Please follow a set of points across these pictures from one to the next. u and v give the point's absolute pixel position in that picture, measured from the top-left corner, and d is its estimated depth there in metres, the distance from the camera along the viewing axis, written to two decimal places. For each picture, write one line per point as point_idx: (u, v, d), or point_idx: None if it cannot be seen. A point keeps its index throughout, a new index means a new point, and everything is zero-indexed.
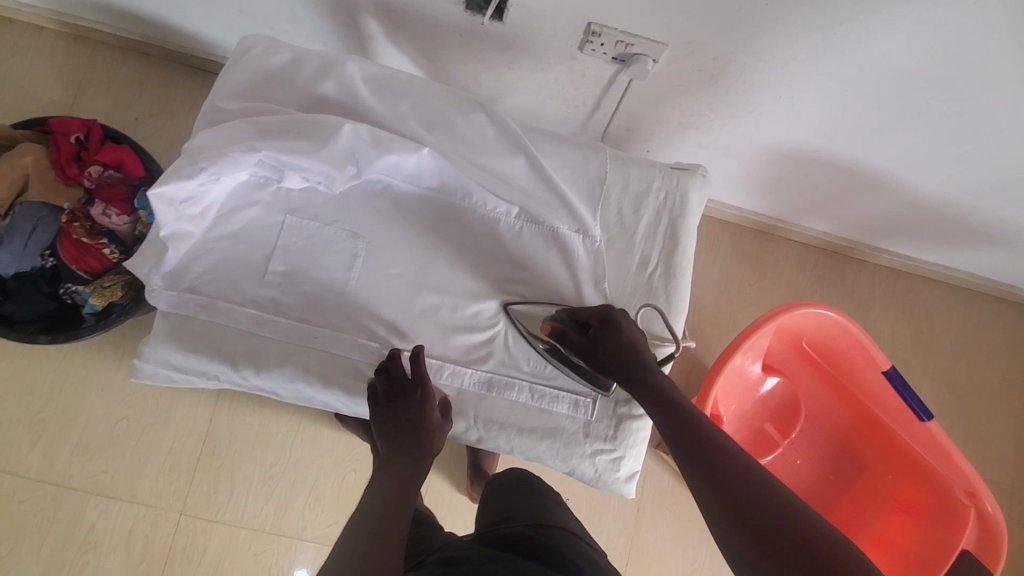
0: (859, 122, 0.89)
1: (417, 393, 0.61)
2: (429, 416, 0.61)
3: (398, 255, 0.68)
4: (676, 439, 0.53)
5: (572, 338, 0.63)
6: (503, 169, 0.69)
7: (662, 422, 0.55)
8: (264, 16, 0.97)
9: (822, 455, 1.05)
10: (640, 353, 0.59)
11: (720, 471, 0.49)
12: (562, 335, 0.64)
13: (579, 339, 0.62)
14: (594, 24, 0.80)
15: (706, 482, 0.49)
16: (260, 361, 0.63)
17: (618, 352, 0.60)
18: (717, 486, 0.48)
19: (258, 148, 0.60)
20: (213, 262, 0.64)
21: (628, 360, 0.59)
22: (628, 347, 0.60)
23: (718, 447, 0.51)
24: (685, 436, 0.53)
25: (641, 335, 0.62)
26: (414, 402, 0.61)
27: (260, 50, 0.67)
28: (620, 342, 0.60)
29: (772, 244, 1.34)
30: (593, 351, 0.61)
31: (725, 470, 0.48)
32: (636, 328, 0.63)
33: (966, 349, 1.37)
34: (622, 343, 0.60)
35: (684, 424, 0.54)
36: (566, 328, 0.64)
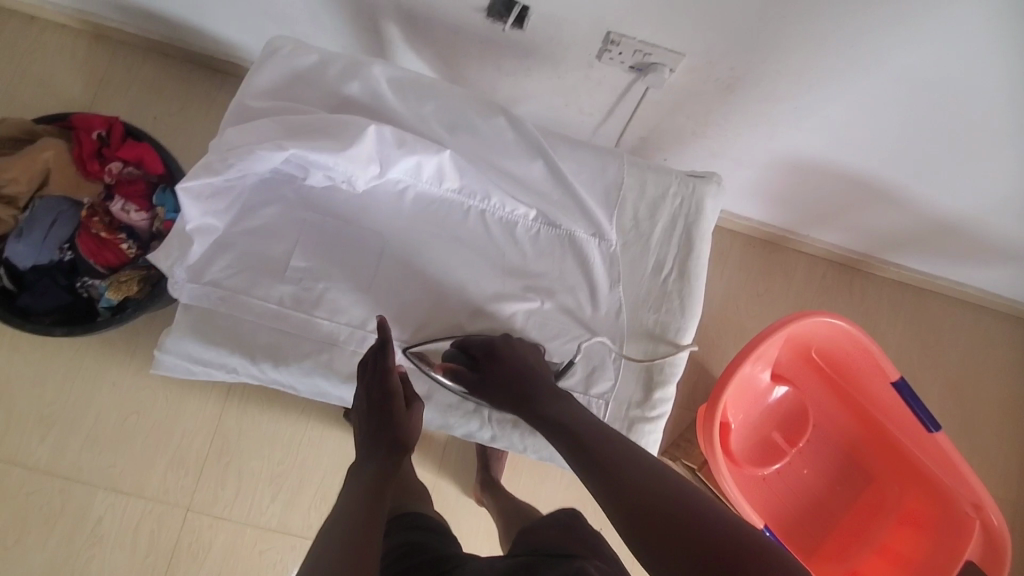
0: (871, 134, 0.90)
1: (383, 385, 0.60)
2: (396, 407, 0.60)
3: (417, 255, 0.69)
4: (578, 455, 0.53)
5: (469, 377, 0.64)
6: (522, 173, 0.70)
7: (563, 438, 0.56)
8: (287, 19, 0.98)
9: (829, 465, 1.05)
10: (533, 381, 0.61)
11: (620, 480, 0.49)
12: (458, 375, 0.64)
13: (473, 376, 0.64)
14: (613, 33, 0.81)
15: (609, 493, 0.49)
16: (280, 355, 0.64)
17: (512, 383, 0.62)
18: (619, 495, 0.48)
19: (286, 146, 0.60)
20: (235, 257, 0.65)
21: (523, 391, 0.61)
22: (522, 375, 0.62)
23: (617, 457, 0.51)
24: (587, 449, 0.53)
25: (529, 359, 0.64)
26: (381, 394, 0.60)
27: (288, 51, 0.68)
28: (514, 375, 0.62)
29: (781, 255, 1.35)
30: (490, 386, 0.63)
31: (625, 478, 0.49)
32: (523, 348, 0.66)
33: (973, 363, 1.37)
34: (513, 373, 0.62)
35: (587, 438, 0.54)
36: (461, 366, 0.65)
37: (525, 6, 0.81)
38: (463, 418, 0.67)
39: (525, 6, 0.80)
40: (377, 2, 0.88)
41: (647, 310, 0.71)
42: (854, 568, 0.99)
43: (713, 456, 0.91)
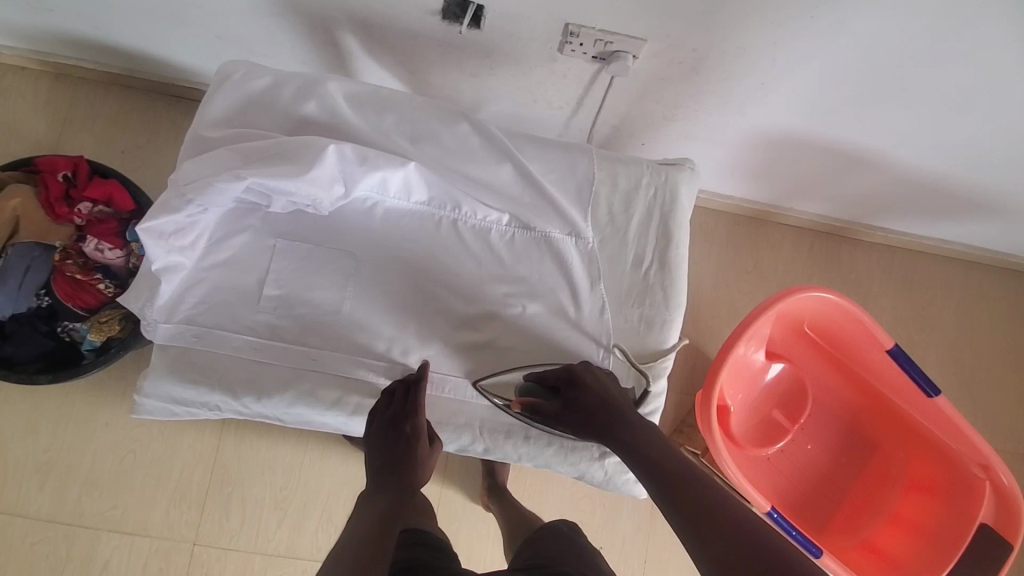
0: (844, 101, 0.88)
1: (409, 425, 0.60)
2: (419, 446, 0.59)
3: (392, 272, 0.68)
4: (651, 478, 0.52)
5: (549, 409, 0.62)
6: (490, 178, 0.69)
7: (639, 462, 0.54)
8: (242, 40, 0.97)
9: (832, 439, 1.04)
10: (612, 407, 0.59)
11: (695, 505, 0.47)
12: (536, 406, 0.62)
13: (553, 407, 0.62)
14: (571, 25, 0.79)
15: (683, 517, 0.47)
16: (260, 389, 0.62)
17: (593, 412, 0.59)
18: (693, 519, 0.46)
19: (243, 175, 0.59)
20: (206, 292, 0.64)
21: (600, 418, 0.58)
22: (603, 403, 0.59)
23: (694, 481, 0.50)
24: (662, 470, 0.52)
25: (613, 387, 0.62)
26: (404, 434, 0.59)
27: (239, 76, 0.67)
28: (595, 403, 0.59)
29: (766, 229, 1.34)
30: (568, 416, 0.60)
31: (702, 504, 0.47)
32: (604, 378, 0.63)
33: (968, 320, 1.37)
34: (595, 401, 0.60)
35: (659, 458, 0.53)
36: (540, 398, 0.63)
37: (480, 6, 0.79)
38: (454, 434, 0.65)
39: (480, 5, 0.79)
40: (330, 15, 0.86)
41: (631, 305, 0.70)
42: (868, 539, 0.99)
43: (714, 443, 0.90)
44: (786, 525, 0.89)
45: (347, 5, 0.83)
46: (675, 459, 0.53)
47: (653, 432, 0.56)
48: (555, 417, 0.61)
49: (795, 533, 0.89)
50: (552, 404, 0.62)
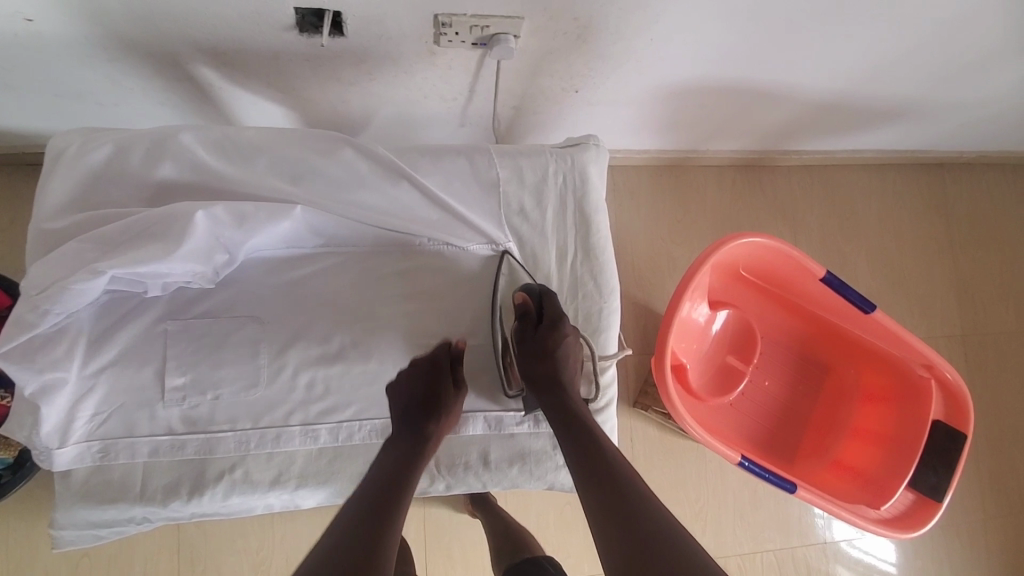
0: (736, 42, 0.86)
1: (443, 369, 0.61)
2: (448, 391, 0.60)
3: (307, 327, 0.61)
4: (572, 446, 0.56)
5: (525, 328, 0.64)
6: (392, 202, 0.63)
7: (564, 433, 0.58)
8: (85, 91, 0.85)
9: (786, 371, 1.07)
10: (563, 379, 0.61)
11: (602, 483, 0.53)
12: (524, 317, 0.64)
13: (530, 330, 0.63)
14: (442, 15, 0.73)
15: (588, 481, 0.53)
16: (190, 488, 0.58)
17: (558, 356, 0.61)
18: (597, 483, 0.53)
19: (101, 269, 0.52)
20: (102, 400, 0.57)
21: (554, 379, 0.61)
22: (558, 357, 0.61)
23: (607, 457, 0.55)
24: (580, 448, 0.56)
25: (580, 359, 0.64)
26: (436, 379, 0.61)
27: (75, 150, 0.58)
28: (557, 353, 0.61)
29: (688, 174, 1.34)
30: (531, 348, 0.62)
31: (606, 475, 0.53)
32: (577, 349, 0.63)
33: (888, 221, 1.42)
34: (560, 358, 0.61)
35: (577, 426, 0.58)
36: (529, 307, 0.64)
37: (337, 12, 0.72)
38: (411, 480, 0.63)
39: (336, 11, 0.71)
40: (174, 49, 0.77)
41: (564, 302, 0.68)
42: (836, 457, 1.03)
43: (676, 407, 0.89)
44: (758, 470, 0.91)
45: (189, 34, 0.74)
46: (597, 433, 0.57)
47: (575, 399, 0.60)
48: (527, 340, 0.63)
49: (768, 475, 0.91)
50: (529, 323, 0.63)
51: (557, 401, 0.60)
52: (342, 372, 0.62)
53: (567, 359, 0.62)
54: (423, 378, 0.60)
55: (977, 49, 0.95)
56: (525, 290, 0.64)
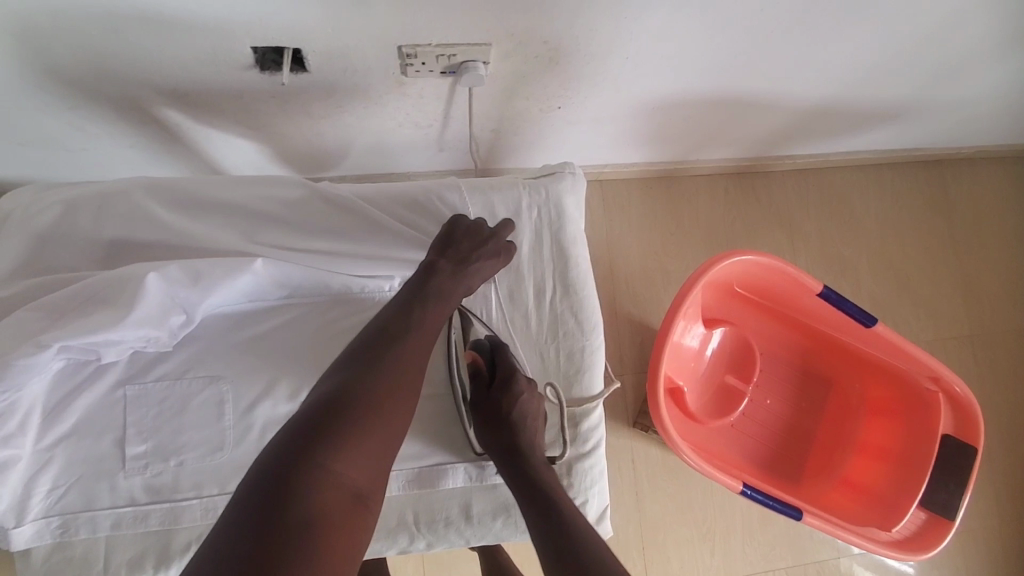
0: (717, 53, 0.83)
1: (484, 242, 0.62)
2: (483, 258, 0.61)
3: (273, 384, 0.58)
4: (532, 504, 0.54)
5: (479, 388, 0.63)
6: (363, 247, 0.62)
7: (522, 492, 0.56)
8: (48, 140, 0.83)
9: (787, 387, 1.03)
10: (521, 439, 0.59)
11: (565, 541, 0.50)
12: (477, 377, 0.63)
13: (483, 388, 0.62)
14: (405, 47, 0.71)
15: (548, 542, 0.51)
16: (156, 560, 0.55)
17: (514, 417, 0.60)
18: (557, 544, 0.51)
19: (47, 342, 0.49)
20: (60, 473, 0.54)
21: (511, 441, 0.59)
22: (513, 419, 0.60)
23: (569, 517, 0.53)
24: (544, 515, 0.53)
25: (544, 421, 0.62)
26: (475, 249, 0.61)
27: (24, 213, 0.56)
28: (512, 415, 0.60)
29: (679, 185, 1.31)
30: (486, 409, 0.61)
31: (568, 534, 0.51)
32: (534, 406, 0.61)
33: (888, 222, 1.38)
34: (515, 417, 0.60)
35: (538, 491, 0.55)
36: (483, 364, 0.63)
37: (297, 49, 0.69)
38: (390, 537, 0.60)
39: (296, 49, 0.69)
40: (134, 94, 0.75)
41: (546, 342, 0.66)
42: (844, 475, 0.99)
43: (672, 436, 0.86)
44: (761, 497, 0.87)
45: (147, 78, 0.72)
46: (561, 500, 0.55)
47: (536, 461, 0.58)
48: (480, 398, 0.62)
49: (772, 502, 0.87)
50: (482, 381, 0.63)
51: (517, 467, 0.58)
52: None
53: (523, 419, 0.60)
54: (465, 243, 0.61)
55: (969, 46, 0.91)
56: (476, 347, 0.64)
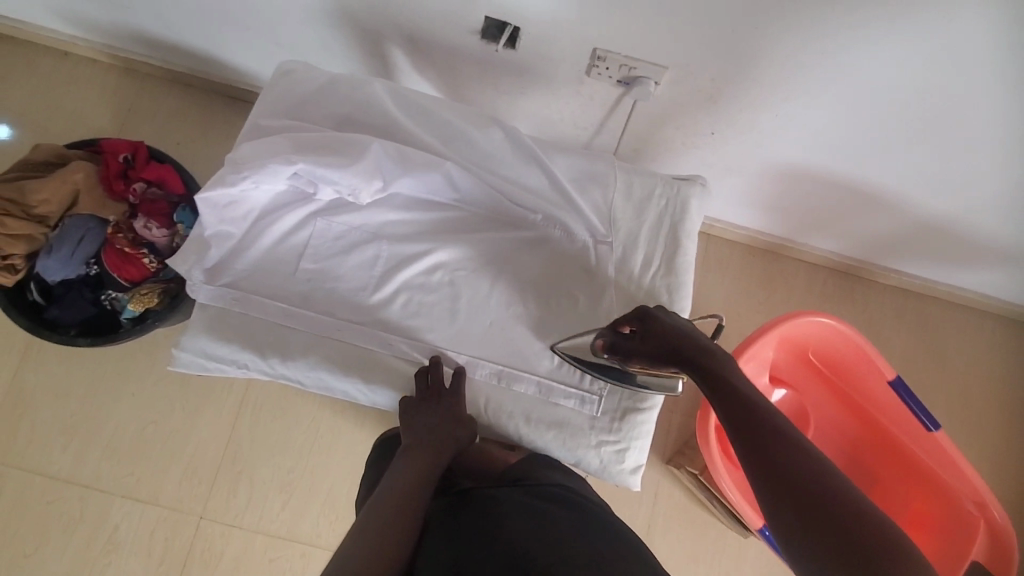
0: (855, 137, 0.93)
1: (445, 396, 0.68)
2: (446, 415, 0.68)
3: (419, 256, 0.73)
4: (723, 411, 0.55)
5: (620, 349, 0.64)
6: (521, 178, 0.75)
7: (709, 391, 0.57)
8: (299, 48, 1.06)
9: (829, 466, 1.07)
10: (694, 341, 0.59)
11: (770, 443, 0.51)
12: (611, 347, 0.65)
13: (625, 344, 0.63)
14: (599, 50, 0.86)
15: (748, 443, 0.52)
16: (286, 352, 0.69)
17: (658, 353, 0.61)
18: (758, 446, 0.51)
19: (295, 160, 0.66)
20: (252, 262, 0.71)
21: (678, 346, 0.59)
22: (672, 330, 0.60)
23: (764, 420, 0.52)
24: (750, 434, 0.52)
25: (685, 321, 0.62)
26: (439, 403, 0.68)
27: (299, 75, 0.75)
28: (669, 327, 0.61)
29: (780, 262, 1.37)
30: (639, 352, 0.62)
31: (771, 441, 0.51)
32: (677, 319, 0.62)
33: (979, 368, 1.36)
34: (670, 331, 0.60)
35: (760, 434, 0.51)
36: (615, 341, 0.65)
37: (517, 28, 0.87)
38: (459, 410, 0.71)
39: (517, 27, 0.86)
40: (381, 29, 0.95)
41: (637, 306, 0.74)
42: None
43: (710, 457, 0.92)
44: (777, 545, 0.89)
45: (396, 20, 0.91)
46: (753, 398, 0.54)
47: (711, 356, 0.58)
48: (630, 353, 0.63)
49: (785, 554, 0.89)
50: (623, 343, 0.64)
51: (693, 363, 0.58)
52: (438, 301, 0.72)
53: (679, 333, 0.60)
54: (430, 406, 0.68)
55: None
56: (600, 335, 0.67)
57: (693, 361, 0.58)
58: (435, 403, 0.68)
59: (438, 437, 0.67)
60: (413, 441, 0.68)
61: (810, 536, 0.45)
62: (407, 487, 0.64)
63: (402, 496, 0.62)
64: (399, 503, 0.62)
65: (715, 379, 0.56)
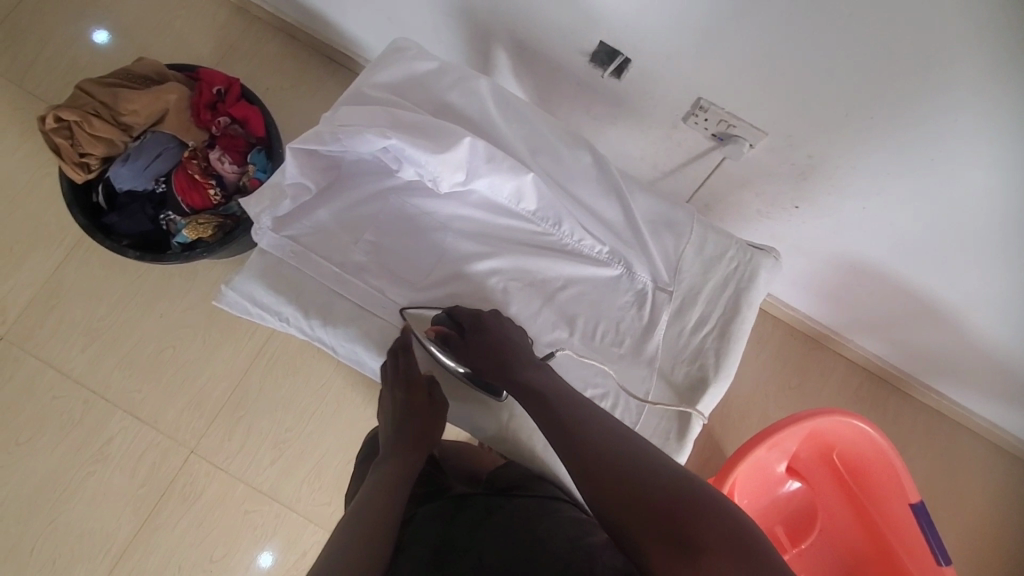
0: (937, 248, 0.90)
1: (415, 381, 0.68)
2: (419, 400, 0.68)
3: (480, 258, 0.73)
4: (543, 416, 0.56)
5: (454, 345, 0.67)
6: (597, 207, 0.75)
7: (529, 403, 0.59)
8: (408, 27, 1.07)
9: (825, 575, 1.03)
10: (517, 351, 0.64)
11: (577, 440, 0.52)
12: (446, 342, 0.67)
13: (458, 341, 0.67)
14: (703, 100, 0.86)
15: (561, 440, 0.53)
16: (330, 317, 0.69)
17: (483, 355, 0.65)
18: (570, 444, 0.52)
19: (389, 135, 0.66)
20: (320, 220, 0.72)
21: (501, 354, 0.64)
22: (501, 338, 0.65)
23: (572, 420, 0.54)
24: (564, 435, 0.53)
25: (514, 328, 0.68)
26: (410, 387, 0.68)
27: (411, 55, 0.76)
28: (498, 336, 0.66)
29: (822, 353, 1.33)
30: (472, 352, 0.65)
31: (581, 438, 0.52)
32: (508, 324, 0.68)
33: (1006, 518, 1.28)
34: (499, 340, 0.65)
35: (572, 432, 0.53)
36: (449, 332, 0.68)
37: (627, 59, 0.87)
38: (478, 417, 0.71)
39: (628, 58, 0.86)
40: (493, 28, 0.96)
41: (679, 362, 0.72)
42: None
43: None
44: None
45: (511, 23, 0.92)
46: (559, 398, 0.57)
47: (529, 369, 0.62)
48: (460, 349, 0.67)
49: None
50: (457, 338, 0.67)
51: (512, 376, 0.62)
52: (485, 305, 0.72)
53: (504, 340, 0.65)
54: (404, 393, 0.67)
55: None
56: (438, 322, 0.69)
57: (514, 371, 0.62)
58: (411, 388, 0.68)
59: (419, 430, 0.67)
60: (396, 431, 0.68)
61: (633, 519, 0.45)
62: (388, 482, 0.63)
63: (382, 497, 0.61)
64: (380, 503, 0.60)
65: (531, 389, 0.59)
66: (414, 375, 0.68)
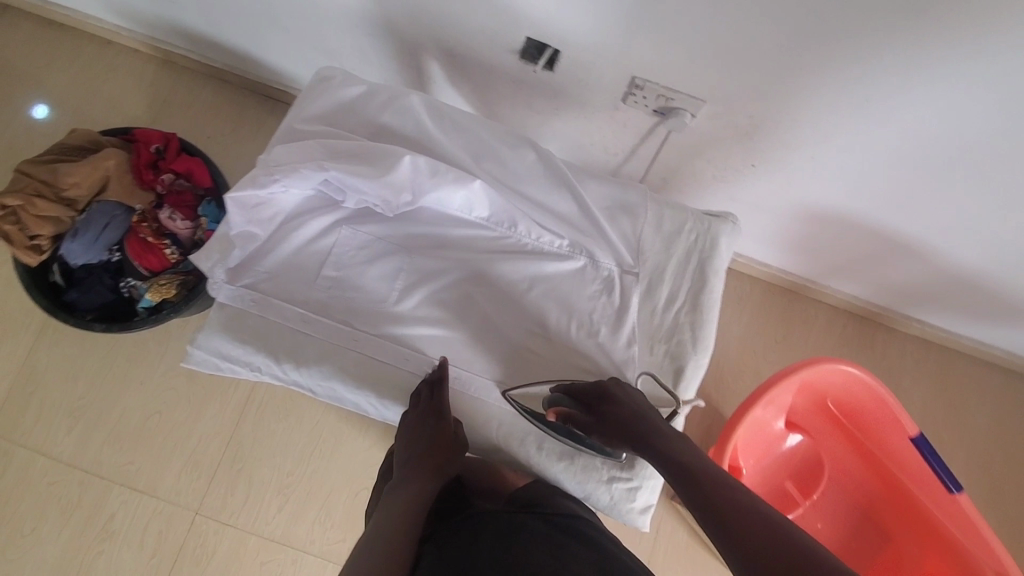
0: (889, 183, 0.91)
1: (440, 414, 0.68)
2: (443, 430, 0.68)
3: (442, 273, 0.73)
4: (677, 476, 0.54)
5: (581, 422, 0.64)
6: (549, 202, 0.75)
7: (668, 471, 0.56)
8: (337, 54, 1.07)
9: (841, 520, 1.04)
10: (644, 418, 0.60)
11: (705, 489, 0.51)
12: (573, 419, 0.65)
13: (586, 418, 0.64)
14: (638, 78, 0.86)
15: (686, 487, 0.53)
16: (301, 359, 0.68)
17: (614, 430, 0.61)
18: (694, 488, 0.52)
19: (326, 167, 0.66)
20: (275, 264, 0.71)
21: (636, 429, 0.60)
22: (632, 410, 0.61)
23: (701, 472, 0.53)
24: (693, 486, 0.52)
25: (640, 396, 0.64)
26: (434, 420, 0.67)
27: (338, 82, 0.75)
28: (629, 407, 0.62)
29: (802, 303, 1.34)
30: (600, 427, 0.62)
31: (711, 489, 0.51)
32: (640, 396, 0.64)
33: (1004, 430, 1.31)
34: (629, 413, 0.61)
35: (697, 482, 0.53)
36: (571, 411, 0.65)
37: (555, 50, 0.87)
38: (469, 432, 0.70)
39: (556, 49, 0.86)
40: (420, 41, 0.95)
41: (657, 341, 0.72)
42: None
43: None
44: None
45: (436, 34, 0.92)
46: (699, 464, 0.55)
47: (668, 445, 0.57)
48: (587, 427, 0.64)
49: None
50: (580, 413, 0.65)
51: (648, 447, 0.58)
52: (456, 319, 0.72)
53: (634, 412, 0.61)
54: (422, 423, 0.67)
55: None
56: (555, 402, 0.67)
57: (650, 443, 0.58)
58: (432, 419, 0.67)
59: (438, 458, 0.67)
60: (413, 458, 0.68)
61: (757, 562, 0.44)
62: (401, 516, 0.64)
63: (395, 532, 0.62)
64: (391, 539, 0.62)
65: (671, 458, 0.56)
66: (443, 409, 0.67)
